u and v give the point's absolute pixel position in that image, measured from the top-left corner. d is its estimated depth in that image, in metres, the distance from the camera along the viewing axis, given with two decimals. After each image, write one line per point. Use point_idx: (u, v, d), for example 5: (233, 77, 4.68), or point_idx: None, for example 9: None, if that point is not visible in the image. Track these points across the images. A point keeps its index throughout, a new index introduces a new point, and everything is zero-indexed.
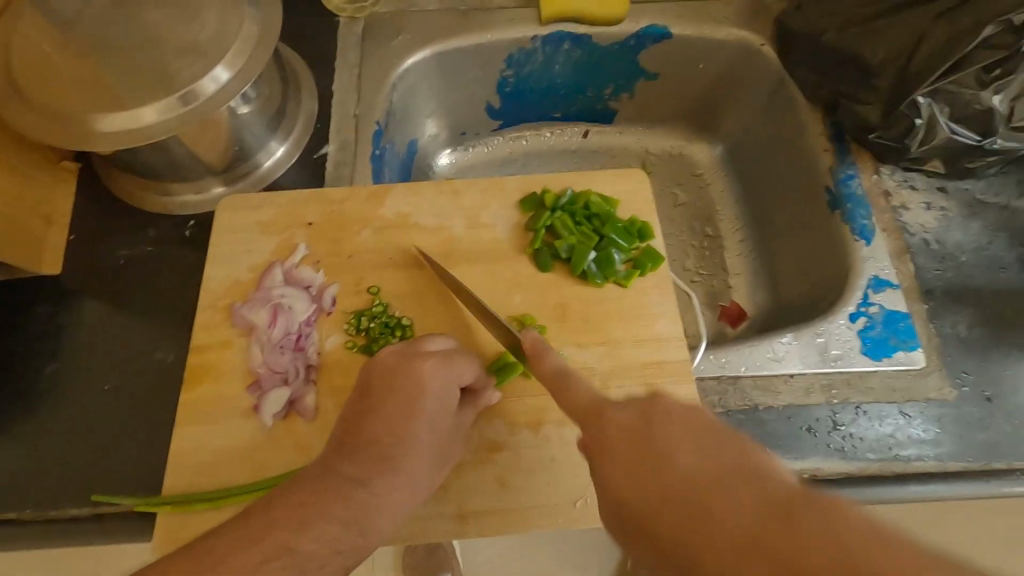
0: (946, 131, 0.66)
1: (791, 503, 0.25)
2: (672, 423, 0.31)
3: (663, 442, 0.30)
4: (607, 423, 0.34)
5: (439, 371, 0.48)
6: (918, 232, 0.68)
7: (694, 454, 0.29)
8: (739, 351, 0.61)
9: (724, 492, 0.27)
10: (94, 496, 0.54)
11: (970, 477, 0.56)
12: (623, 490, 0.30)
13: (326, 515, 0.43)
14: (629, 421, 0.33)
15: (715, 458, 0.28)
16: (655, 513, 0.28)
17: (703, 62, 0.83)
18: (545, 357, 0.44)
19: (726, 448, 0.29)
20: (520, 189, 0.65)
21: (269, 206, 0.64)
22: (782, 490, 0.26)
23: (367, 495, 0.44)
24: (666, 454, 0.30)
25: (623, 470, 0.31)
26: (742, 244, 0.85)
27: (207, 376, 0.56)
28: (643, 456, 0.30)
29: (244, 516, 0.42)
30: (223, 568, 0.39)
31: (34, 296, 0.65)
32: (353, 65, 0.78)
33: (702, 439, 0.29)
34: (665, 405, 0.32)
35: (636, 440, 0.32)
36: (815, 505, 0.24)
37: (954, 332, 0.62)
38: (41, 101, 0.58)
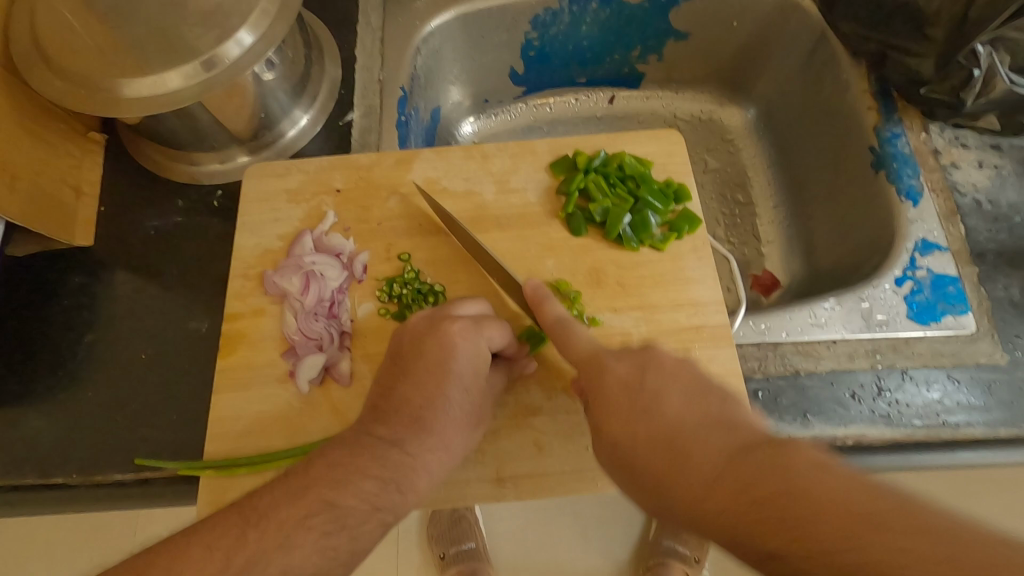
0: (1005, 82, 0.63)
1: (752, 445, 0.35)
2: (662, 376, 0.40)
3: (656, 397, 0.39)
4: (607, 373, 0.42)
5: (467, 336, 0.48)
6: (970, 192, 0.65)
7: (680, 407, 0.38)
8: (779, 316, 0.59)
9: (692, 425, 0.37)
10: (135, 461, 0.55)
11: (1022, 445, 0.54)
12: (618, 436, 0.39)
13: (364, 473, 0.43)
14: (629, 375, 0.41)
15: (697, 414, 0.38)
16: (638, 446, 0.38)
17: (738, 19, 0.79)
18: (545, 305, 0.49)
19: (700, 402, 0.39)
20: (550, 153, 0.63)
21: (297, 173, 0.63)
22: (743, 435, 0.36)
23: (401, 455, 0.44)
24: (653, 402, 0.39)
25: (621, 421, 0.39)
26: (776, 210, 0.82)
27: (241, 343, 0.56)
28: (639, 405, 0.39)
29: (285, 474, 0.43)
30: (268, 522, 0.40)
31: (67, 268, 0.65)
32: (376, 29, 0.76)
33: (684, 394, 0.39)
34: (657, 360, 0.41)
35: (635, 400, 0.40)
36: (772, 448, 0.34)
37: (1006, 296, 0.60)
38: (67, 70, 0.57)
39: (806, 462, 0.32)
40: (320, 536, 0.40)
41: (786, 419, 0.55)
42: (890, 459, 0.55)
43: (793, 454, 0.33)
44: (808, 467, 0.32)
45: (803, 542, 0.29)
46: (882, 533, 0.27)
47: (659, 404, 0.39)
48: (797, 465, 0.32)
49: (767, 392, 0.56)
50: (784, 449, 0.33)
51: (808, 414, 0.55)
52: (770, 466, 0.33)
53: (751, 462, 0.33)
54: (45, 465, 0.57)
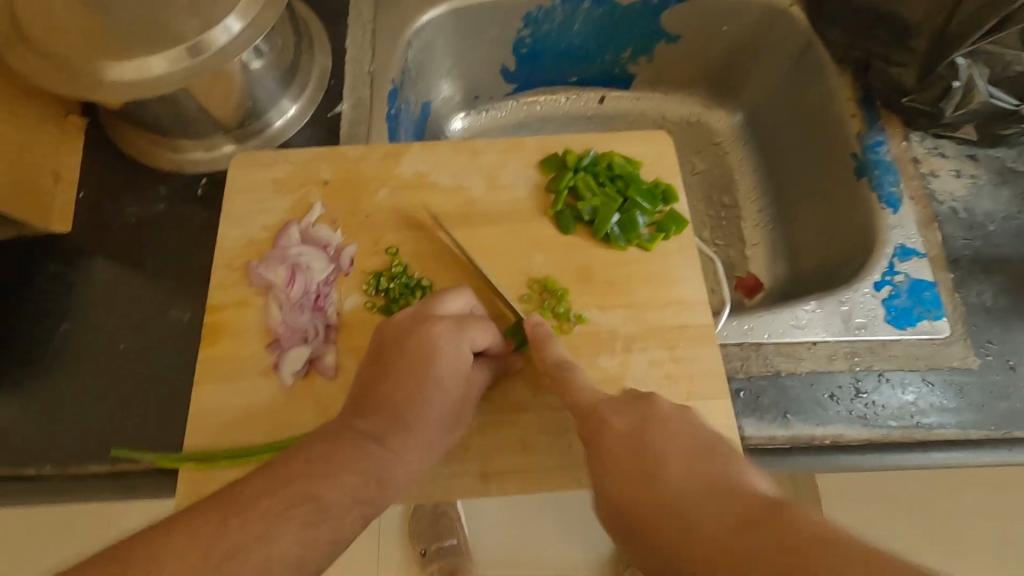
0: (982, 94, 0.64)
1: (750, 513, 0.32)
2: (663, 436, 0.39)
3: (658, 462, 0.37)
4: (606, 432, 0.41)
5: (449, 336, 0.48)
6: (947, 200, 0.66)
7: (682, 471, 0.36)
8: (762, 318, 0.60)
9: (694, 492, 0.34)
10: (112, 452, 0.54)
11: (990, 446, 0.56)
12: (617, 495, 0.37)
13: (345, 467, 0.43)
14: (628, 431, 0.40)
15: (699, 480, 0.35)
16: (637, 511, 0.36)
17: (727, 24, 0.80)
18: (545, 347, 0.49)
19: (705, 464, 0.36)
20: (541, 150, 0.63)
21: (284, 163, 0.62)
22: (746, 499, 0.33)
23: (382, 451, 0.44)
24: (654, 464, 0.37)
25: (620, 482, 0.37)
26: (760, 213, 0.83)
27: (224, 335, 0.55)
28: (638, 463, 0.37)
29: (267, 465, 0.42)
30: (249, 512, 0.39)
31: (43, 254, 0.64)
32: (366, 20, 0.75)
33: (686, 456, 0.37)
34: (659, 416, 0.40)
35: (636, 461, 0.38)
36: (774, 519, 0.30)
37: (980, 302, 0.61)
38: (46, 49, 0.55)
39: (806, 535, 0.29)
40: (299, 531, 0.39)
41: (766, 419, 0.56)
42: (865, 459, 0.56)
43: (795, 522, 0.30)
44: (813, 542, 0.28)
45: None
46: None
47: (661, 471, 0.36)
48: (798, 536, 0.29)
49: (748, 392, 0.57)
50: (790, 520, 0.30)
51: (788, 414, 0.56)
52: (777, 540, 0.29)
53: (753, 533, 0.30)
54: (19, 456, 0.56)
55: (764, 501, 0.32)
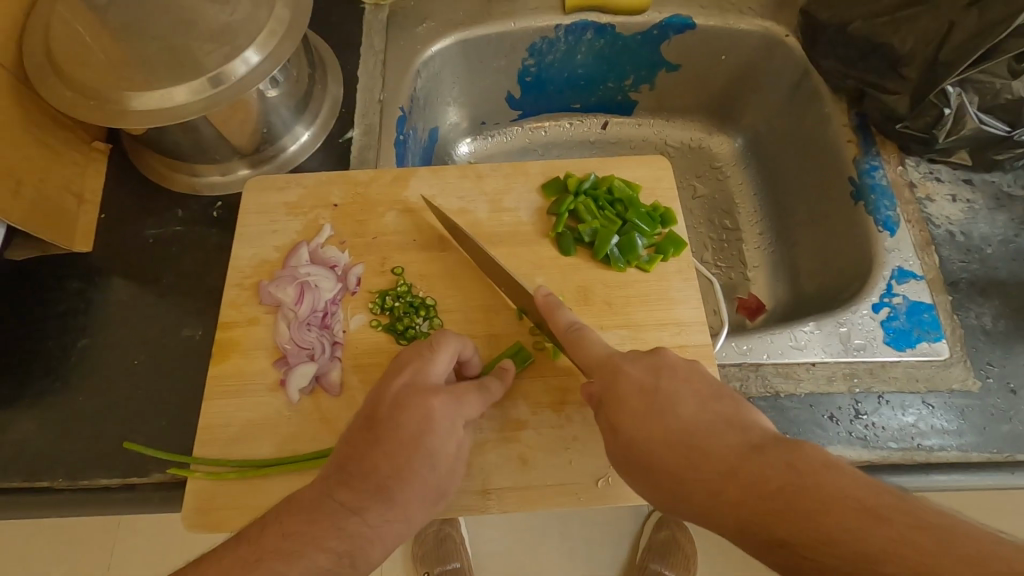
0: (974, 121, 0.66)
1: (759, 443, 0.37)
2: (676, 380, 0.42)
3: (670, 401, 0.41)
4: (621, 375, 0.44)
5: (446, 409, 0.46)
6: (943, 224, 0.67)
7: (693, 410, 0.40)
8: (761, 339, 0.61)
9: (706, 429, 0.39)
10: (124, 445, 0.56)
11: (992, 469, 0.56)
12: (634, 433, 0.41)
13: (320, 545, 0.41)
14: (643, 378, 0.43)
15: (711, 417, 0.40)
16: (652, 444, 0.40)
17: (726, 53, 0.83)
18: (556, 314, 0.50)
19: (713, 404, 0.41)
20: (543, 174, 0.65)
21: (296, 187, 0.64)
22: (754, 434, 0.38)
23: (361, 526, 0.43)
24: (668, 404, 0.41)
25: (634, 422, 0.42)
26: (761, 236, 0.84)
27: (234, 351, 0.57)
28: (654, 404, 0.42)
29: (240, 537, 0.42)
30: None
31: (65, 272, 0.66)
32: (377, 51, 0.79)
33: (697, 398, 0.41)
34: (670, 365, 0.44)
35: (649, 401, 0.42)
36: (781, 448, 0.36)
37: (979, 324, 0.62)
38: (76, 80, 0.59)
39: (813, 461, 0.34)
40: None
41: None
42: None
43: (801, 452, 0.35)
44: (818, 468, 0.34)
45: (808, 528, 0.32)
46: (885, 524, 0.30)
47: (672, 408, 0.41)
48: (806, 462, 0.34)
49: None
50: (797, 449, 0.35)
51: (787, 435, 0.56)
52: (788, 465, 0.35)
53: (762, 460, 0.36)
54: (34, 468, 0.58)
55: (768, 437, 0.38)
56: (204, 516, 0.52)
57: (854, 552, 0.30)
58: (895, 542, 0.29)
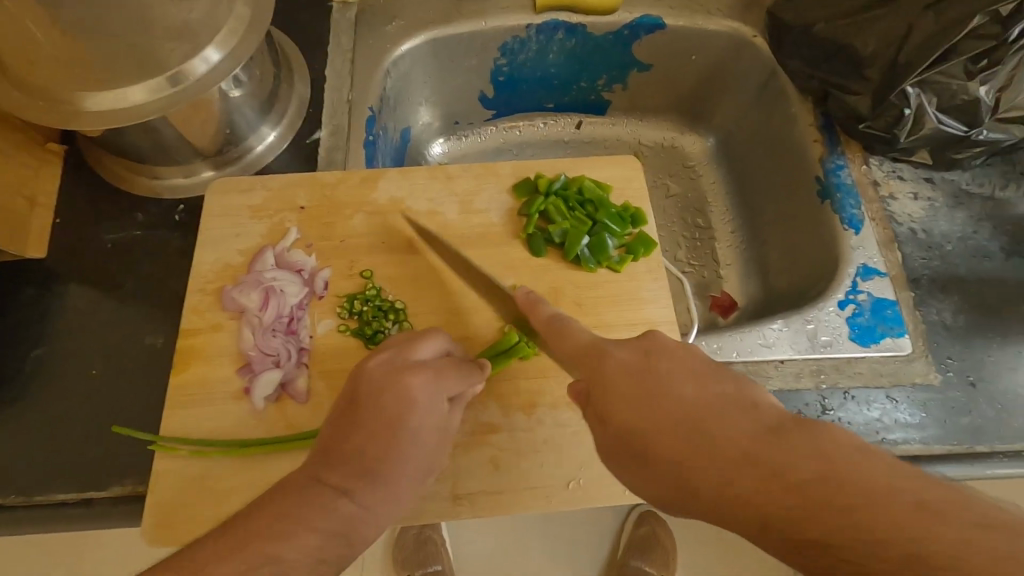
0: (932, 121, 0.67)
1: (775, 424, 0.31)
2: (671, 360, 0.37)
3: (665, 382, 0.36)
4: (607, 359, 0.39)
5: (427, 388, 0.47)
6: (906, 222, 0.69)
7: (692, 390, 0.35)
8: (731, 337, 0.62)
9: (708, 409, 0.34)
10: (111, 427, 0.55)
11: (954, 461, 0.57)
12: (628, 420, 0.36)
13: (310, 526, 0.41)
14: (633, 360, 0.38)
15: (713, 396, 0.34)
16: (648, 431, 0.35)
17: (695, 53, 0.84)
18: (539, 308, 0.48)
19: (714, 383, 0.35)
20: (514, 175, 0.65)
21: (260, 189, 0.63)
22: (768, 415, 0.32)
23: (351, 506, 0.43)
24: (662, 385, 0.36)
25: (626, 407, 0.37)
26: (733, 234, 0.85)
27: (197, 359, 0.55)
28: (647, 387, 0.37)
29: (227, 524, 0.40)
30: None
31: (18, 280, 0.64)
32: (345, 50, 0.78)
33: (695, 377, 0.36)
34: (663, 346, 0.38)
35: (642, 383, 0.37)
36: (801, 431, 0.30)
37: (939, 319, 0.63)
38: (27, 80, 0.57)
39: (840, 445, 0.28)
40: None
41: None
42: None
43: (824, 434, 0.29)
44: (849, 455, 0.28)
45: (840, 527, 0.26)
46: (941, 524, 0.24)
47: (669, 388, 0.36)
48: (833, 447, 0.28)
49: None
50: (818, 430, 0.29)
51: None
52: (809, 450, 0.29)
53: (782, 445, 0.29)
54: None
55: (783, 416, 0.32)
56: (166, 529, 0.50)
57: (899, 555, 0.24)
58: (954, 549, 0.23)
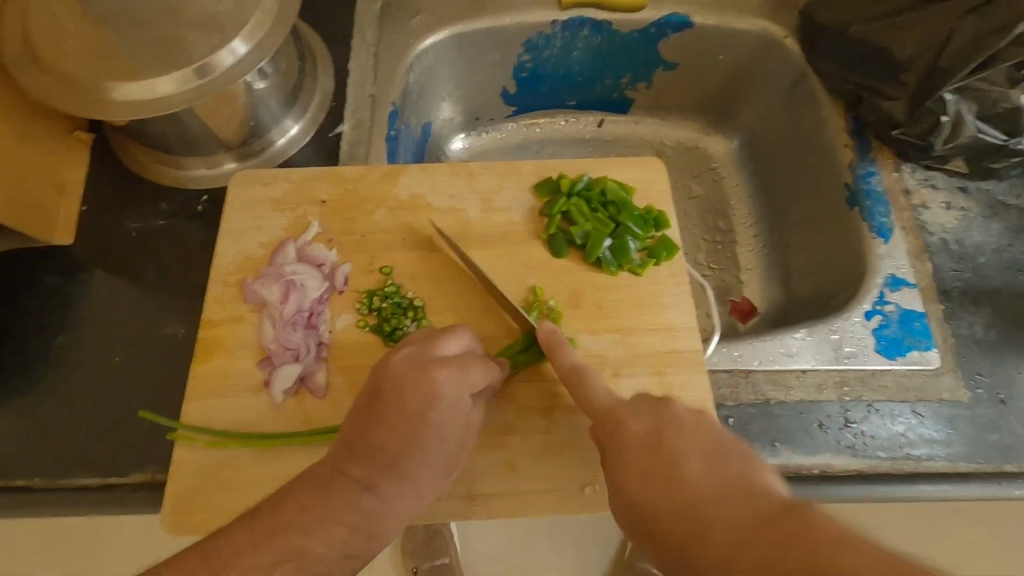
0: (971, 129, 0.65)
1: (770, 511, 0.33)
2: (684, 440, 0.39)
3: (675, 460, 0.38)
4: (625, 431, 0.41)
5: (452, 381, 0.46)
6: (938, 232, 0.67)
7: (699, 471, 0.37)
8: (753, 345, 0.61)
9: (712, 492, 0.36)
10: (141, 413, 0.56)
11: (980, 479, 0.56)
12: (640, 495, 0.38)
13: (335, 520, 0.43)
14: (645, 436, 0.41)
15: (717, 483, 0.36)
16: (658, 510, 0.37)
17: (723, 53, 0.82)
18: (558, 351, 0.49)
19: (722, 466, 0.37)
20: (537, 174, 0.64)
21: (283, 182, 0.63)
22: (762, 499, 0.35)
23: (373, 500, 0.44)
24: (673, 464, 0.38)
25: (640, 484, 0.39)
26: (756, 239, 0.84)
27: (218, 350, 0.56)
28: (659, 466, 0.38)
29: (256, 510, 0.43)
30: (233, 567, 0.39)
31: (45, 267, 0.65)
32: (369, 43, 0.77)
33: (704, 458, 0.38)
34: (675, 421, 0.41)
35: (656, 458, 0.39)
36: (791, 518, 0.32)
37: (970, 334, 0.62)
38: (56, 68, 0.57)
39: (826, 535, 0.30)
40: None
41: (754, 448, 0.56)
42: (854, 490, 0.56)
43: (814, 530, 0.31)
44: (826, 542, 0.30)
45: None
46: None
47: (679, 470, 0.38)
48: (813, 532, 0.31)
49: (737, 420, 0.57)
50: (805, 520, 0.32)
51: (777, 443, 0.56)
52: (798, 540, 0.31)
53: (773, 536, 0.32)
54: (11, 467, 0.57)
55: (781, 503, 0.34)
56: (185, 517, 0.51)
57: None
58: None
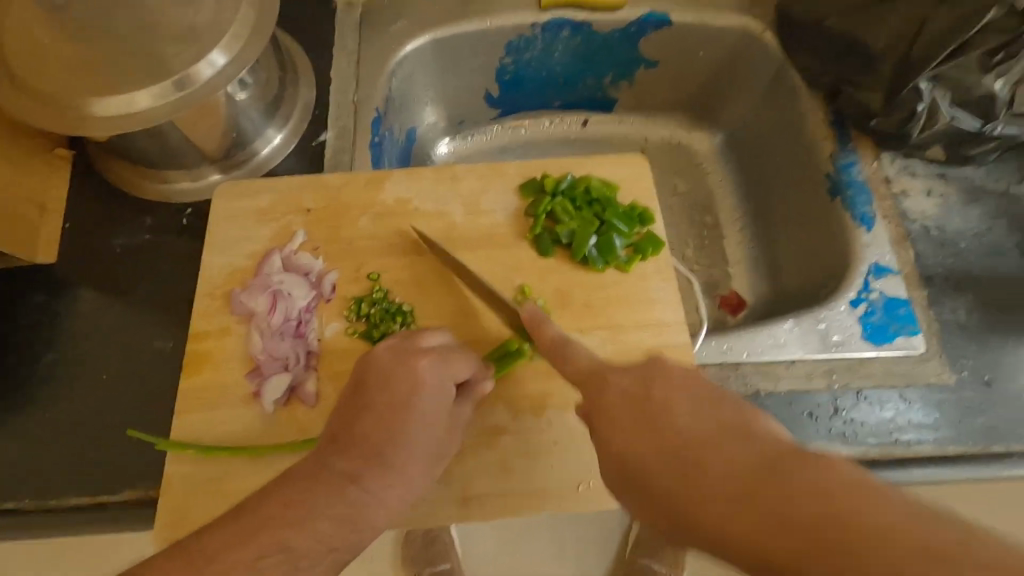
0: (946, 117, 0.66)
1: (778, 459, 0.30)
2: (670, 386, 0.36)
3: (663, 411, 0.35)
4: (608, 387, 0.39)
5: (435, 369, 0.48)
6: (919, 219, 0.68)
7: (690, 419, 0.34)
8: (742, 337, 0.61)
9: (706, 441, 0.32)
10: (128, 431, 0.55)
11: (969, 461, 0.56)
12: (623, 448, 0.36)
13: (320, 514, 0.43)
14: (632, 387, 0.38)
15: (712, 425, 0.33)
16: (647, 462, 0.34)
17: (703, 49, 0.83)
18: (544, 327, 0.49)
19: (713, 412, 0.34)
20: (521, 175, 0.64)
21: (267, 192, 0.63)
22: (766, 446, 0.31)
23: (359, 494, 0.44)
24: (660, 416, 0.35)
25: (623, 433, 0.36)
26: (742, 233, 0.84)
27: (207, 364, 0.56)
28: (648, 421, 0.35)
29: (240, 509, 0.42)
30: (216, 564, 0.39)
31: (29, 286, 0.64)
32: (351, 51, 0.77)
33: (694, 404, 0.35)
34: (662, 369, 0.38)
35: (642, 413, 0.36)
36: (803, 462, 0.29)
37: (954, 318, 0.62)
38: (33, 85, 0.57)
39: (848, 481, 0.27)
40: None
41: None
42: None
43: (831, 473, 0.27)
44: (849, 492, 0.26)
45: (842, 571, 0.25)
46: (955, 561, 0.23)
47: (669, 418, 0.35)
48: (834, 483, 0.27)
49: None
50: (822, 461, 0.28)
51: None
52: (810, 495, 0.27)
53: (782, 483, 0.28)
54: (0, 489, 0.56)
55: (789, 450, 0.30)
56: (176, 531, 0.51)
57: None
58: None
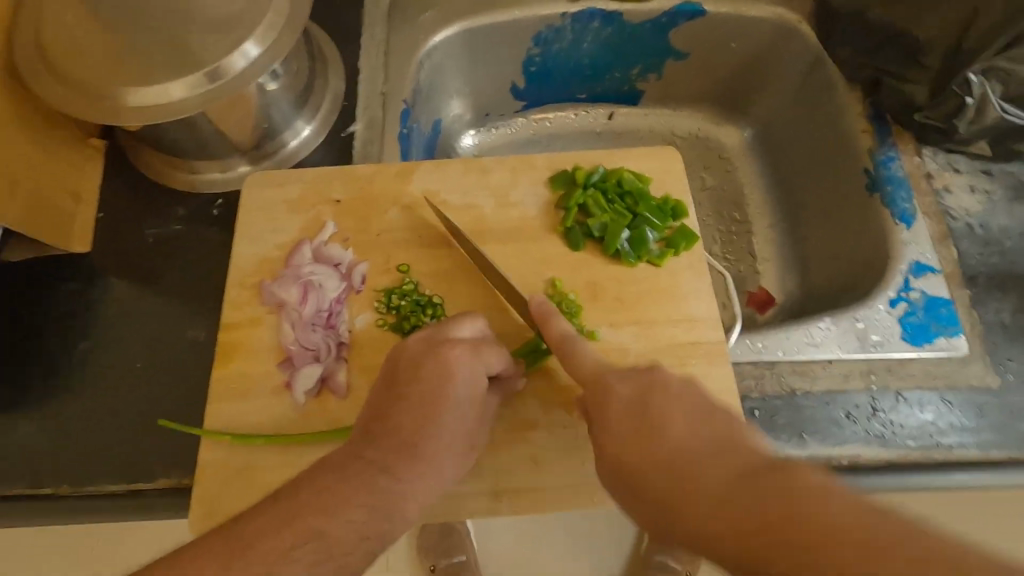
0: (996, 111, 0.64)
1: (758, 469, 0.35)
2: (668, 398, 0.41)
3: (660, 420, 0.40)
4: (611, 395, 0.42)
5: (465, 358, 0.47)
6: (961, 216, 0.66)
7: (683, 429, 0.39)
8: (776, 335, 0.60)
9: (696, 449, 0.38)
10: (161, 420, 0.56)
11: (1013, 467, 0.55)
12: (620, 451, 0.40)
13: (354, 501, 0.43)
14: (632, 396, 0.42)
15: (702, 438, 0.38)
16: (643, 464, 0.39)
17: (736, 40, 0.81)
18: (551, 321, 0.49)
19: (704, 426, 0.39)
20: (550, 168, 0.63)
21: (296, 182, 0.63)
22: (750, 460, 0.36)
23: (391, 482, 0.44)
24: (657, 424, 0.39)
25: (625, 443, 0.40)
26: (771, 228, 0.82)
27: (239, 353, 0.56)
28: (645, 430, 0.40)
29: (276, 497, 0.42)
30: (254, 552, 0.39)
31: (64, 276, 0.65)
32: (378, 42, 0.77)
33: (686, 416, 0.40)
34: (663, 383, 0.42)
35: (639, 423, 0.40)
36: (777, 473, 0.34)
37: (997, 319, 0.60)
38: (69, 76, 0.57)
39: (808, 486, 0.32)
40: (307, 566, 0.40)
41: (781, 439, 0.55)
42: (878, 480, 0.55)
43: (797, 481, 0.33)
44: (811, 492, 0.32)
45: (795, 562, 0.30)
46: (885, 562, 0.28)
47: (665, 429, 0.39)
48: (800, 486, 0.33)
49: (763, 412, 0.56)
50: (790, 471, 0.34)
51: (804, 435, 0.55)
52: (785, 497, 0.32)
53: (761, 487, 0.34)
54: (38, 475, 0.57)
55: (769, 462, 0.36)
56: (209, 518, 0.51)
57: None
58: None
